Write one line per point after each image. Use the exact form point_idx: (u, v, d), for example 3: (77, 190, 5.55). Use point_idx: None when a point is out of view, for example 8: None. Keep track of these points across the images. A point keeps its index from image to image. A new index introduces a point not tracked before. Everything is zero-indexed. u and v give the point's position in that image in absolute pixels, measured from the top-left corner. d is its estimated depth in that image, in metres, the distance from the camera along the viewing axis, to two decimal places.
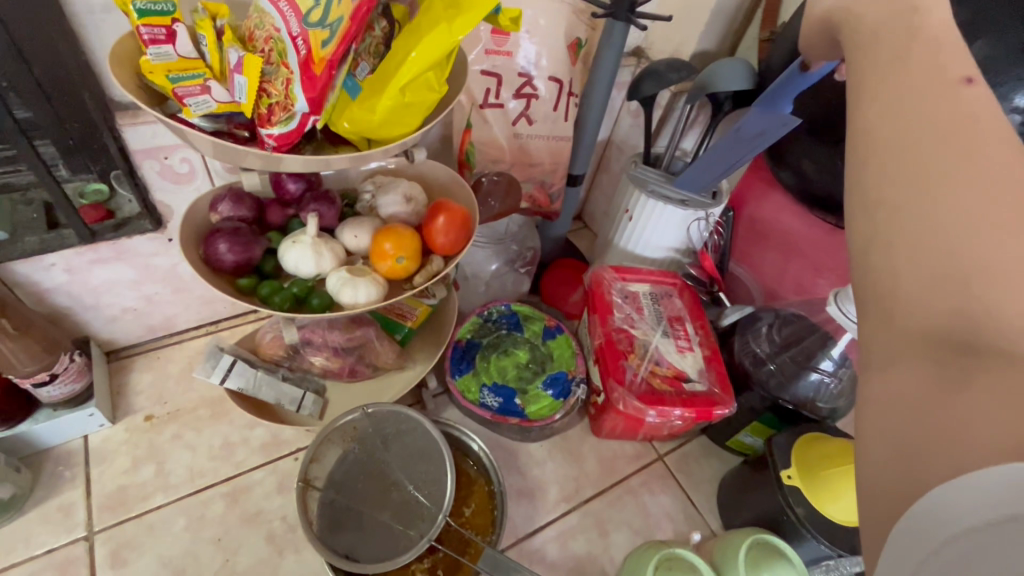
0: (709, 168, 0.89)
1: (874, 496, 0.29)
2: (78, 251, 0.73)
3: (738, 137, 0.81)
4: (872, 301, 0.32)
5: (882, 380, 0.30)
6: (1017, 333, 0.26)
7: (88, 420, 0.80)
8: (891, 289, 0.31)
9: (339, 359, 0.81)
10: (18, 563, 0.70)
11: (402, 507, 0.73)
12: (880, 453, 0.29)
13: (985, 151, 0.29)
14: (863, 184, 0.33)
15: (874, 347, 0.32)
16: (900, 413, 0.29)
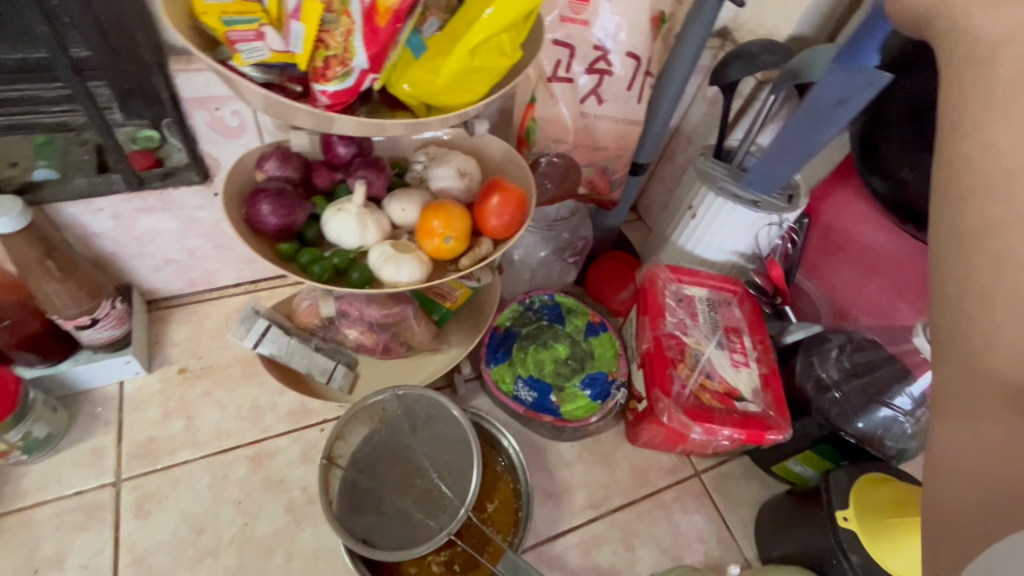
0: (786, 156, 0.79)
1: (948, 521, 0.30)
2: (126, 198, 0.72)
3: (814, 111, 0.72)
4: (956, 341, 0.33)
5: (964, 419, 0.31)
6: None
7: (125, 367, 0.80)
8: (984, 333, 0.31)
9: (373, 334, 0.78)
10: (49, 500, 0.71)
11: (425, 494, 0.71)
12: (958, 482, 0.30)
13: None
14: (958, 227, 0.33)
15: (951, 387, 0.32)
16: (979, 448, 0.30)
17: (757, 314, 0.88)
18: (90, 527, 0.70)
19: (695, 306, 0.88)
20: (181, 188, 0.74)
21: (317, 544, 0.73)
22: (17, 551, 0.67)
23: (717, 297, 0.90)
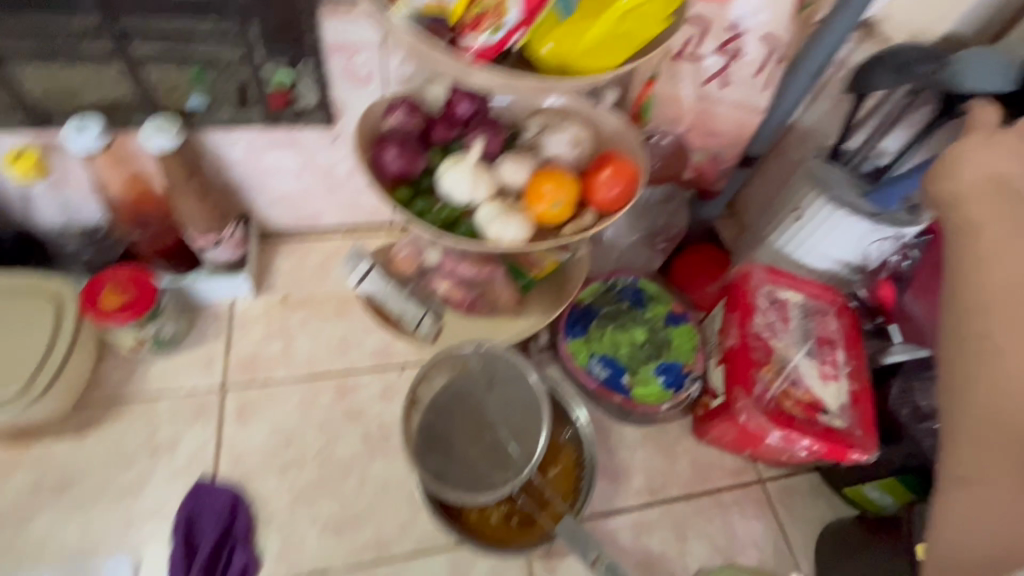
0: (824, 247, 0.89)
1: (968, 555, 0.48)
2: (260, 131, 0.79)
3: (851, 223, 0.84)
4: (977, 426, 0.49)
5: (974, 486, 0.48)
6: None
7: (238, 287, 0.88)
8: (995, 415, 0.48)
9: (462, 290, 0.81)
10: (166, 394, 0.79)
11: (492, 449, 0.74)
12: (965, 524, 0.48)
13: None
14: (974, 340, 0.51)
15: (964, 462, 0.49)
16: (990, 507, 0.47)
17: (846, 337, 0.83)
18: (198, 423, 0.78)
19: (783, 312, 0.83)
20: (309, 128, 0.80)
21: (387, 475, 0.78)
22: (138, 433, 0.76)
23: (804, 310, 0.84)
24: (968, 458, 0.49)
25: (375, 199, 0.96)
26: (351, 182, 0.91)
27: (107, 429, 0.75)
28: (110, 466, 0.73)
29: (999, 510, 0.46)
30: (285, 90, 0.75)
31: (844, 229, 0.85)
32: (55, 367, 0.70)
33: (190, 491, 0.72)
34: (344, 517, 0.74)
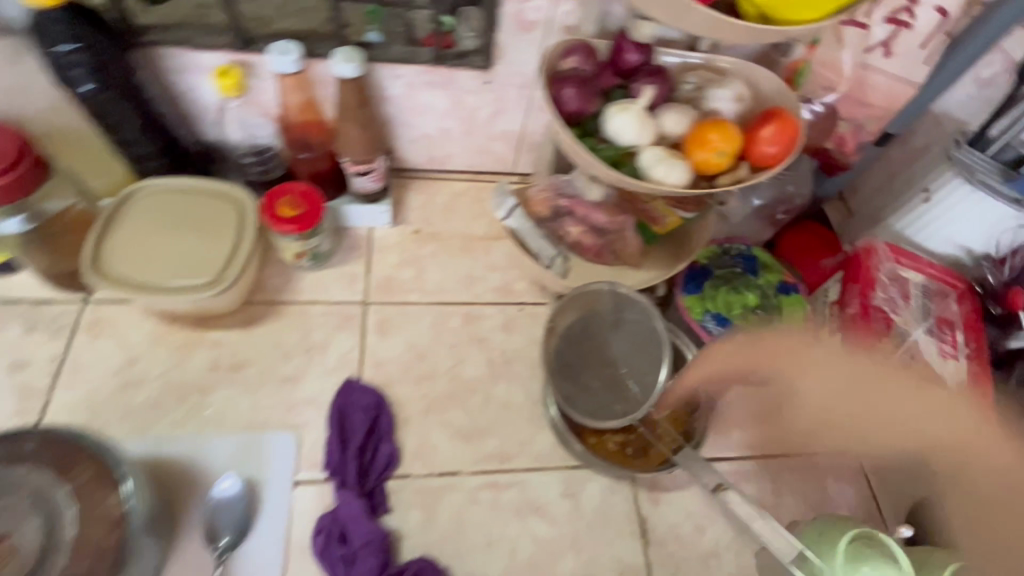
0: (957, 227, 0.89)
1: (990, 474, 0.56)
2: (423, 70, 0.84)
3: (991, 206, 0.83)
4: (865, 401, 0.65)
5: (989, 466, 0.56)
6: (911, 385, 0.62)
7: (378, 215, 0.95)
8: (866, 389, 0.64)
9: (592, 237, 0.86)
10: (318, 302, 0.88)
11: (612, 382, 0.79)
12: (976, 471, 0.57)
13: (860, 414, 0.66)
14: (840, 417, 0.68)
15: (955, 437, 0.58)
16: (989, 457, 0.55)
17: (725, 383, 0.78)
18: (346, 330, 0.86)
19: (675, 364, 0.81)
20: (466, 70, 0.85)
21: (508, 398, 0.85)
22: (295, 332, 0.84)
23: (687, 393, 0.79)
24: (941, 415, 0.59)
25: (503, 147, 1.01)
26: (486, 128, 0.97)
27: (269, 327, 0.84)
28: (274, 357, 0.82)
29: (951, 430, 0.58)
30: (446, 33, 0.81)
31: (984, 211, 0.84)
32: (238, 266, 0.77)
33: (341, 386, 0.81)
34: (472, 428, 0.82)
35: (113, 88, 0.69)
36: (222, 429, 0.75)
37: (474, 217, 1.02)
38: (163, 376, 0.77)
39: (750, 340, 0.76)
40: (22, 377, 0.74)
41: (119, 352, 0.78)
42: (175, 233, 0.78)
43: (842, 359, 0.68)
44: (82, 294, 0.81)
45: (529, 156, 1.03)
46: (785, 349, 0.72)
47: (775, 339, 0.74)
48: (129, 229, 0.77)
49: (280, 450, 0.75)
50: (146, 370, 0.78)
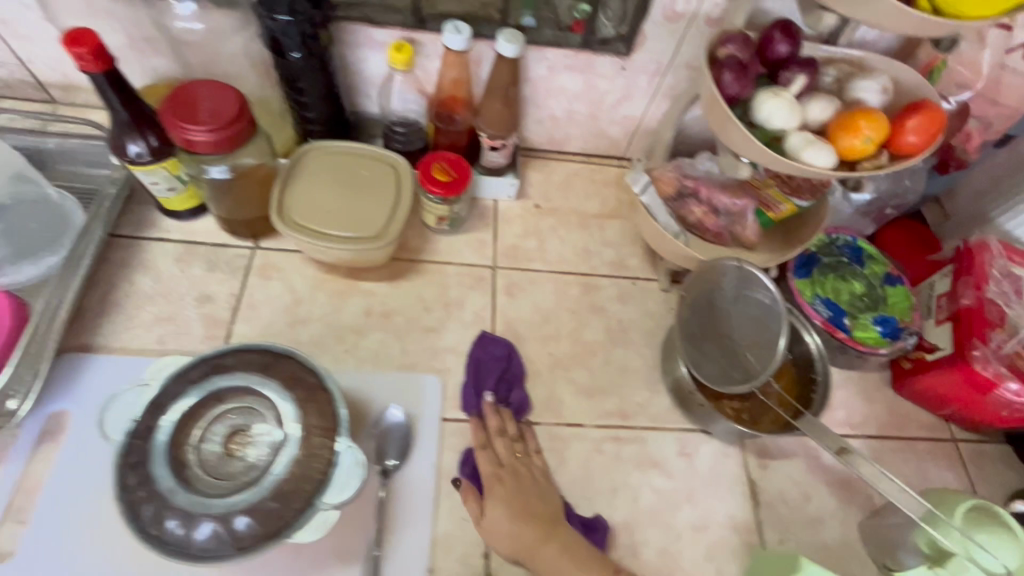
0: None
1: None
2: (569, 54, 0.91)
3: None
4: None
5: None
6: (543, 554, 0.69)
7: (503, 188, 1.03)
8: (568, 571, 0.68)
9: (713, 217, 0.92)
10: (452, 263, 0.96)
11: (731, 352, 0.85)
12: None
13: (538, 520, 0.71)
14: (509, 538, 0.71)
15: None
16: None
17: (485, 449, 0.77)
18: (478, 290, 0.94)
19: (504, 445, 0.78)
20: (607, 56, 0.91)
21: (626, 362, 0.92)
22: (434, 289, 0.92)
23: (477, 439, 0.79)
24: None
25: (620, 132, 1.07)
26: (609, 113, 1.03)
27: (412, 282, 0.92)
28: (417, 309, 0.90)
29: None
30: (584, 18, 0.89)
31: None
32: (398, 224, 0.85)
33: (477, 338, 0.88)
34: (594, 386, 0.89)
35: (313, 56, 0.78)
36: (375, 368, 0.84)
37: (587, 196, 1.08)
38: (323, 319, 0.86)
39: (524, 486, 0.74)
40: (209, 309, 0.84)
41: (287, 294, 0.87)
42: (342, 190, 0.86)
43: (569, 561, 0.68)
44: (254, 241, 0.91)
45: (642, 142, 1.09)
46: (505, 494, 0.72)
47: (504, 489, 0.73)
48: (304, 184, 0.85)
49: (429, 391, 0.83)
50: (310, 312, 0.87)
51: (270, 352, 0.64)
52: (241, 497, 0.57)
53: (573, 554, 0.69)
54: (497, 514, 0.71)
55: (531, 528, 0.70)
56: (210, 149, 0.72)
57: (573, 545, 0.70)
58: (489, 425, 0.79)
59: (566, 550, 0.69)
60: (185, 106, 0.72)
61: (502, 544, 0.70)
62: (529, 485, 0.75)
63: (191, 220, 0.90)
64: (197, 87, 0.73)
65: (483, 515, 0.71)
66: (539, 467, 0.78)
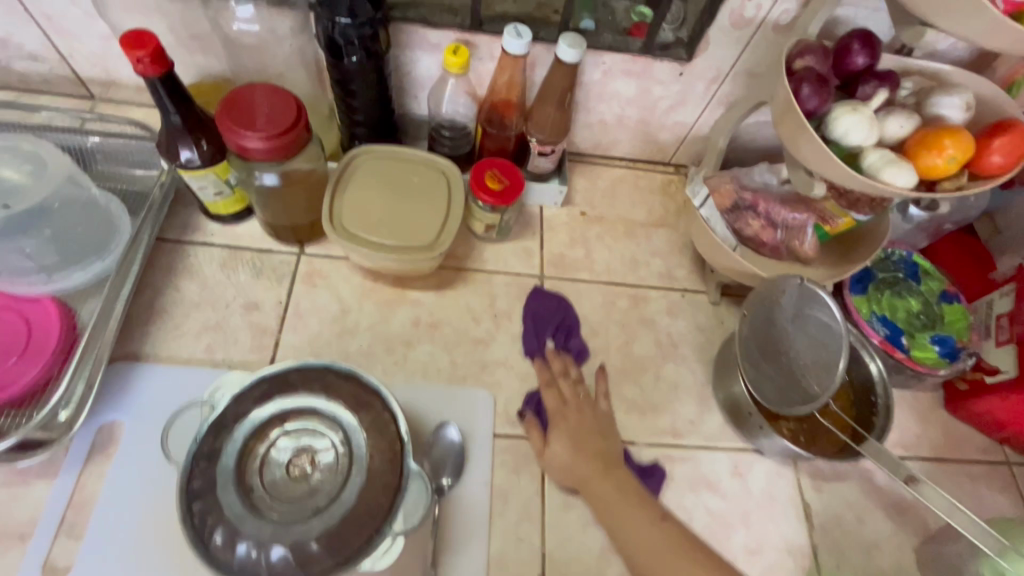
0: None
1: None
2: (627, 59, 0.88)
3: None
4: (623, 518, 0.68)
5: None
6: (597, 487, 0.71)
7: (550, 194, 1.00)
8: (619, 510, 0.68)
9: (770, 231, 0.89)
10: (499, 272, 0.93)
11: (788, 373, 0.83)
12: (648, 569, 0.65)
13: (594, 450, 0.73)
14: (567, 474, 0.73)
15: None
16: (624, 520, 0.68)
17: (551, 391, 0.80)
18: (526, 301, 0.92)
19: (569, 387, 0.80)
20: (667, 62, 0.88)
21: (677, 379, 0.90)
22: (482, 299, 0.90)
23: (543, 380, 0.82)
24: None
25: (670, 138, 1.04)
26: (661, 118, 1.00)
27: (459, 292, 0.90)
28: (466, 319, 0.88)
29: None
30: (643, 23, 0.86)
31: None
32: (451, 232, 0.83)
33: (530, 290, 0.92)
34: (645, 403, 0.87)
35: (370, 60, 0.76)
36: (425, 380, 0.82)
37: (633, 203, 1.06)
38: (370, 328, 0.85)
39: (585, 424, 0.76)
40: (255, 318, 0.82)
41: (335, 302, 0.86)
42: (394, 198, 0.84)
43: (617, 497, 0.69)
44: (299, 246, 0.88)
45: (691, 148, 1.06)
46: (564, 428, 0.76)
47: (564, 422, 0.76)
48: (355, 192, 0.83)
49: (480, 406, 0.81)
50: (358, 321, 0.85)
51: (332, 371, 0.63)
52: (325, 515, 0.56)
53: (621, 495, 0.69)
54: (559, 448, 0.74)
55: (585, 463, 0.72)
56: (263, 156, 0.70)
57: (624, 487, 0.70)
58: (554, 367, 0.82)
59: (616, 488, 0.69)
60: (240, 109, 0.69)
61: (563, 475, 0.73)
62: (592, 425, 0.76)
63: (236, 223, 0.88)
64: (255, 89, 0.70)
65: (547, 447, 0.75)
66: (605, 410, 0.78)
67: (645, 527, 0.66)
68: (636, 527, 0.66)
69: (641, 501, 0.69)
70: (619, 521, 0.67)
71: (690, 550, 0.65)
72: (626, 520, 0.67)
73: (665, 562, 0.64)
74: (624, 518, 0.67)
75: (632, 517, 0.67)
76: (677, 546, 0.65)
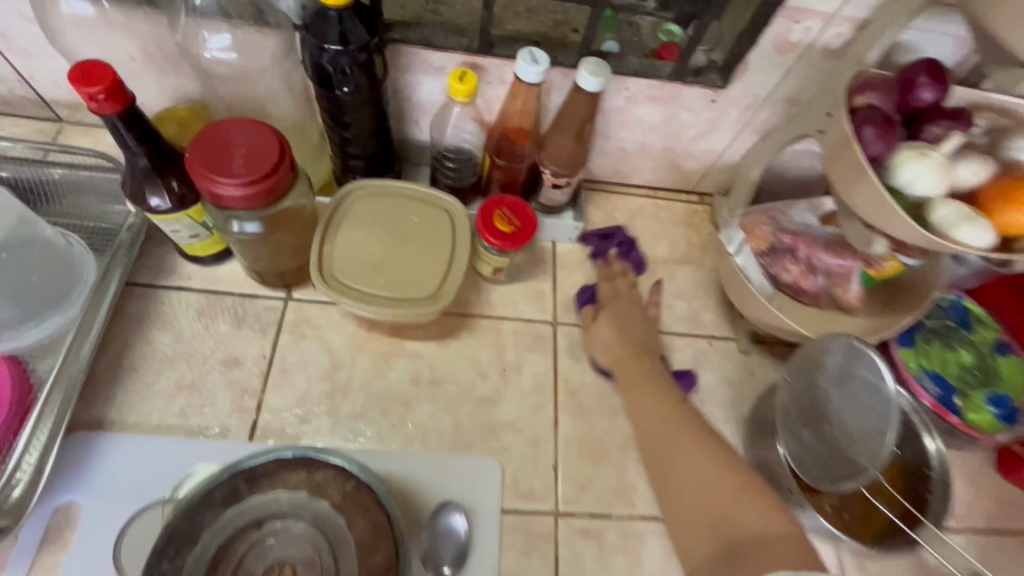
0: None
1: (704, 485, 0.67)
2: (654, 84, 0.78)
3: None
4: (647, 405, 0.74)
5: (658, 463, 0.71)
6: (628, 376, 0.77)
7: (565, 229, 0.90)
8: (652, 400, 0.74)
9: (810, 278, 0.80)
10: (509, 318, 0.84)
11: (831, 440, 0.75)
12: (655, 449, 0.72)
13: (636, 342, 0.80)
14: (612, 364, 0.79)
15: (665, 481, 0.70)
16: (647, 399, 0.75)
17: (606, 283, 0.86)
18: (538, 351, 0.83)
19: (624, 286, 0.86)
20: (699, 88, 0.79)
21: None
22: (489, 349, 0.81)
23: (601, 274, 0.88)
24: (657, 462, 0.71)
25: (696, 166, 0.94)
26: (688, 146, 0.90)
27: (464, 341, 0.81)
28: (471, 374, 0.79)
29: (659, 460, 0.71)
30: (673, 44, 0.78)
31: None
32: (455, 281, 0.73)
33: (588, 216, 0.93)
34: None
35: (362, 92, 0.67)
36: (424, 447, 0.74)
37: (654, 237, 0.96)
38: (365, 386, 0.76)
39: (631, 317, 0.82)
40: (236, 375, 0.74)
41: (325, 357, 0.77)
42: (394, 241, 0.75)
43: (643, 381, 0.76)
44: (286, 290, 0.80)
45: (719, 176, 0.96)
46: (614, 311, 0.83)
47: (615, 308, 0.83)
48: (349, 236, 0.74)
49: (486, 476, 0.73)
50: (352, 377, 0.76)
51: (313, 466, 0.55)
52: None
53: (648, 382, 0.75)
54: (604, 331, 0.81)
55: (622, 344, 0.79)
56: (240, 204, 0.61)
57: (653, 375, 0.76)
58: (613, 267, 0.87)
59: (645, 374, 0.76)
60: (212, 151, 0.60)
61: (603, 355, 0.80)
62: (640, 318, 0.83)
63: (214, 264, 0.79)
64: (230, 126, 0.61)
65: (593, 326, 0.82)
66: (652, 315, 0.84)
67: (659, 405, 0.73)
68: (655, 403, 0.74)
69: (664, 391, 0.75)
70: (640, 401, 0.75)
71: (695, 430, 0.71)
72: (646, 401, 0.74)
73: (668, 433, 0.71)
74: (644, 398, 0.74)
75: (651, 402, 0.74)
76: (682, 424, 0.71)
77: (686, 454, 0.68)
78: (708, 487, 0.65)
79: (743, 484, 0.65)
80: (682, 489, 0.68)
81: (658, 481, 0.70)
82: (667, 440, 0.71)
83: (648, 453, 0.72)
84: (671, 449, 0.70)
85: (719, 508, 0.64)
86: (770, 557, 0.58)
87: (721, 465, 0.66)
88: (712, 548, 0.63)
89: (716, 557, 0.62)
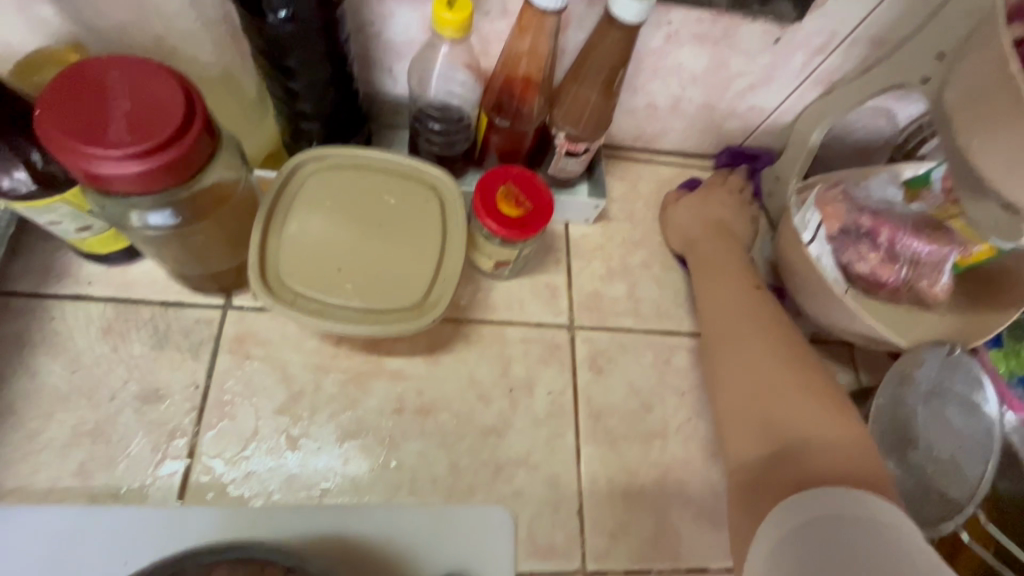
0: None
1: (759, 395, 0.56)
2: (706, 15, 0.59)
3: None
4: (715, 281, 0.66)
5: (722, 362, 0.61)
6: (701, 253, 0.69)
7: (581, 207, 0.71)
8: (718, 289, 0.66)
9: (892, 268, 0.64)
10: (516, 323, 0.67)
11: (916, 471, 0.62)
12: (717, 350, 0.62)
13: (725, 220, 0.72)
14: (686, 245, 0.72)
15: (723, 384, 0.60)
16: (716, 282, 0.66)
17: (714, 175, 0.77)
18: (552, 364, 0.66)
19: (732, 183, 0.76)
20: (763, 23, 0.60)
21: None
22: (490, 364, 0.64)
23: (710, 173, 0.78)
24: (717, 357, 0.62)
25: (739, 128, 0.76)
26: (733, 103, 0.71)
27: (459, 355, 0.64)
28: (469, 399, 0.62)
29: (719, 364, 0.61)
30: None
31: None
32: (447, 283, 0.55)
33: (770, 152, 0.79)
34: (720, 509, 0.63)
35: (310, 21, 0.47)
36: (414, 498, 0.57)
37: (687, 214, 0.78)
38: (332, 420, 0.59)
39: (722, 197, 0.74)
40: (155, 415, 0.55)
41: (279, 384, 0.59)
42: (371, 232, 0.56)
43: (716, 260, 0.68)
44: (224, 295, 0.61)
45: (765, 140, 0.78)
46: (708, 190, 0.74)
47: (713, 188, 0.75)
48: (311, 224, 0.55)
49: (494, 532, 0.57)
50: (314, 408, 0.59)
51: (260, 563, 0.39)
52: None
53: (717, 263, 0.68)
54: (684, 214, 0.73)
55: (700, 226, 0.72)
56: (133, 185, 0.41)
57: (727, 259, 0.68)
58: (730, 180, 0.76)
59: (717, 257, 0.68)
60: (80, 109, 0.40)
61: (677, 236, 0.73)
62: (723, 201, 0.74)
63: (125, 264, 0.59)
64: (109, 73, 0.41)
65: (674, 206, 0.74)
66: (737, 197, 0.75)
67: (730, 293, 0.65)
68: (721, 292, 0.65)
69: (741, 280, 0.66)
70: (707, 287, 0.67)
71: (767, 322, 0.61)
72: (712, 288, 0.66)
73: (733, 321, 0.62)
74: (710, 282, 0.66)
75: (721, 292, 0.65)
76: (755, 317, 0.62)
77: (751, 353, 0.59)
78: (761, 384, 0.56)
79: (810, 387, 0.55)
80: (732, 393, 0.58)
81: (715, 381, 0.61)
82: (735, 331, 0.61)
83: (708, 350, 0.63)
84: (735, 342, 0.61)
85: (771, 415, 0.54)
86: (829, 456, 0.49)
87: (786, 365, 0.57)
88: (760, 450, 0.53)
89: (762, 461, 0.52)
